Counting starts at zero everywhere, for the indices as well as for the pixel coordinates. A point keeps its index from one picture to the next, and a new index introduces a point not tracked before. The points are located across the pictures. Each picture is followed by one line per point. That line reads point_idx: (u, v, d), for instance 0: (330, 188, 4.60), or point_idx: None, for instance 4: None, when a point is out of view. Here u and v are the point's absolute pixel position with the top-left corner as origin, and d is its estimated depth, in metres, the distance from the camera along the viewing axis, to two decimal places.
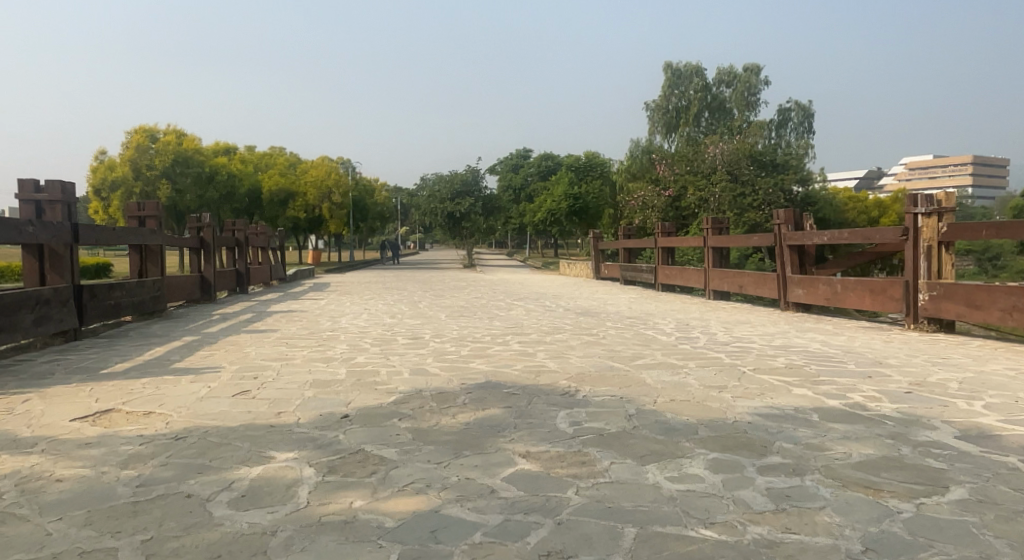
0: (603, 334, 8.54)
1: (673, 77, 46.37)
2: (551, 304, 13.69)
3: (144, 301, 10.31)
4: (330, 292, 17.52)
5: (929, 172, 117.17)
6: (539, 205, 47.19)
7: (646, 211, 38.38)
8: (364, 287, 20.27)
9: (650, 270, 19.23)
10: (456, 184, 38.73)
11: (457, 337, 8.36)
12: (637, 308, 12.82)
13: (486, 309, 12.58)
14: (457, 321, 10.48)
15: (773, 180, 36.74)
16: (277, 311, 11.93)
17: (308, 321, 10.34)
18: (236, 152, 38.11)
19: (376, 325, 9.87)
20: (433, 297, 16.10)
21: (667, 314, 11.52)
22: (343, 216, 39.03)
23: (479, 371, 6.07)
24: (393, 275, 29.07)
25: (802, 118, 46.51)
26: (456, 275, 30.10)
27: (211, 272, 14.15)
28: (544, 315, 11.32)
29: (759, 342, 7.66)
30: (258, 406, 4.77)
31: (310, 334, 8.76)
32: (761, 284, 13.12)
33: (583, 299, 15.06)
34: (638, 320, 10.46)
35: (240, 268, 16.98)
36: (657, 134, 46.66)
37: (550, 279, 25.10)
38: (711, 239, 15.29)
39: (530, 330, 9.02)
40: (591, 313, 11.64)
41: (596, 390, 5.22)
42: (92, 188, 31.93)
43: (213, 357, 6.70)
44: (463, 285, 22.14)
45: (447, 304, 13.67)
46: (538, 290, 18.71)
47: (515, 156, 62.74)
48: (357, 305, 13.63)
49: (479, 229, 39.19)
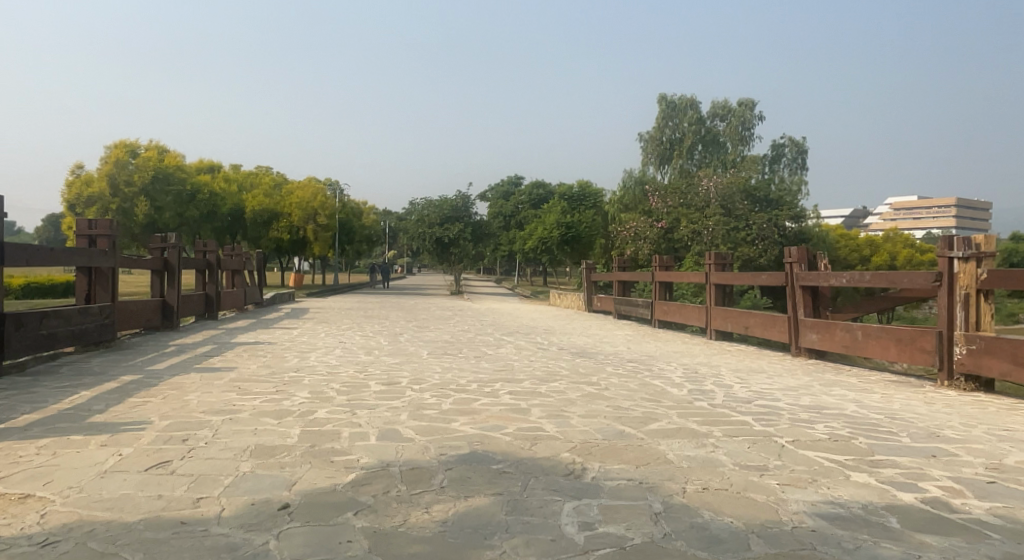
0: (603, 383, 7.54)
1: (667, 108, 45.86)
2: (542, 341, 12.72)
3: (87, 329, 9.24)
4: (307, 320, 16.50)
5: (916, 211, 117.63)
6: (529, 234, 46.36)
7: (637, 242, 37.61)
8: (345, 315, 19.21)
9: (646, 305, 18.30)
10: (445, 209, 37.82)
11: (436, 382, 7.33)
12: (635, 349, 11.85)
13: (472, 346, 11.58)
14: (439, 361, 9.46)
15: (767, 215, 36.00)
16: (242, 344, 10.86)
17: (272, 357, 9.29)
18: (220, 171, 37.09)
19: (347, 364, 8.81)
20: (416, 328, 15.10)
21: (669, 358, 10.53)
22: (327, 239, 37.81)
23: (463, 434, 5.03)
24: (376, 301, 28.01)
25: (796, 154, 46.07)
26: (442, 303, 29.11)
27: (174, 298, 13.06)
28: (534, 355, 10.33)
29: (784, 401, 6.67)
30: (174, 488, 3.80)
31: (270, 375, 7.71)
32: (770, 327, 12.18)
33: (576, 336, 14.09)
34: (638, 365, 9.49)
35: (209, 292, 15.96)
36: (651, 164, 46.08)
37: (539, 310, 24.15)
38: (713, 275, 14.38)
39: (520, 376, 8.00)
40: (586, 354, 10.67)
41: (607, 469, 4.19)
42: (66, 203, 30.68)
43: (143, 409, 5.68)
44: (449, 314, 21.16)
45: (431, 338, 12.67)
46: (528, 323, 17.72)
47: (506, 183, 62.01)
48: (332, 336, 12.59)
49: (467, 256, 38.24)
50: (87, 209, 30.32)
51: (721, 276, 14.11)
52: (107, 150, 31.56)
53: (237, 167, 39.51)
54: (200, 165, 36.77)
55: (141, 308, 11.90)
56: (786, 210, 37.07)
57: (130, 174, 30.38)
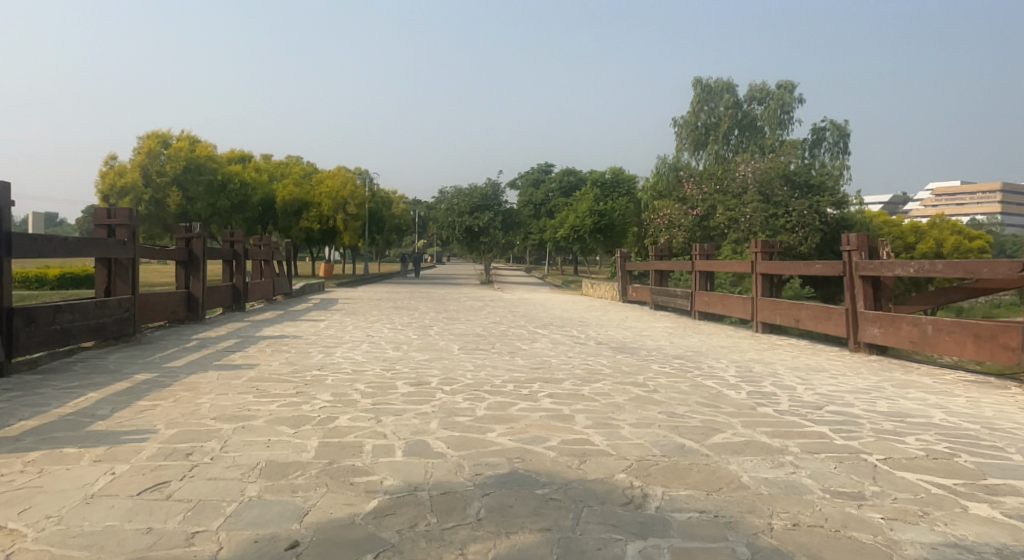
0: (653, 384, 6.89)
1: (702, 92, 44.71)
2: (579, 335, 12.09)
3: (105, 323, 8.70)
4: (335, 311, 16.04)
5: (958, 197, 114.62)
6: (561, 222, 45.63)
7: (672, 230, 36.70)
8: (374, 306, 18.72)
9: (686, 295, 17.58)
10: (475, 197, 37.27)
11: (469, 383, 6.74)
12: (679, 343, 11.16)
13: (507, 340, 10.99)
14: (472, 357, 8.88)
15: (808, 202, 34.89)
16: (267, 338, 10.37)
17: (295, 352, 8.77)
18: (251, 160, 36.88)
19: (374, 361, 8.26)
20: (447, 320, 14.53)
21: (718, 353, 9.84)
22: (358, 229, 37.45)
23: (502, 447, 4.43)
24: (406, 291, 27.55)
25: (837, 138, 44.71)
26: (473, 293, 28.60)
27: (199, 289, 12.59)
28: (573, 350, 9.71)
29: (857, 408, 5.97)
30: (169, 517, 3.23)
31: (291, 373, 7.17)
32: (824, 320, 11.47)
33: (614, 329, 13.41)
34: (687, 362, 8.82)
35: (236, 283, 15.53)
36: (685, 150, 45.09)
37: (573, 301, 23.50)
38: (759, 265, 13.64)
39: (562, 375, 7.38)
40: (628, 349, 10.02)
41: (675, 497, 3.56)
42: (99, 194, 30.60)
43: (151, 411, 5.14)
44: (480, 305, 20.60)
45: (463, 332, 12.12)
46: (563, 315, 17.07)
47: (536, 171, 61.27)
48: (360, 329, 12.08)
49: (497, 245, 37.67)
50: (120, 199, 30.17)
51: (769, 265, 13.37)
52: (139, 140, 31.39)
53: (268, 156, 39.25)
54: (232, 154, 36.53)
55: (165, 300, 11.42)
56: (827, 195, 35.94)
57: (161, 165, 30.18)
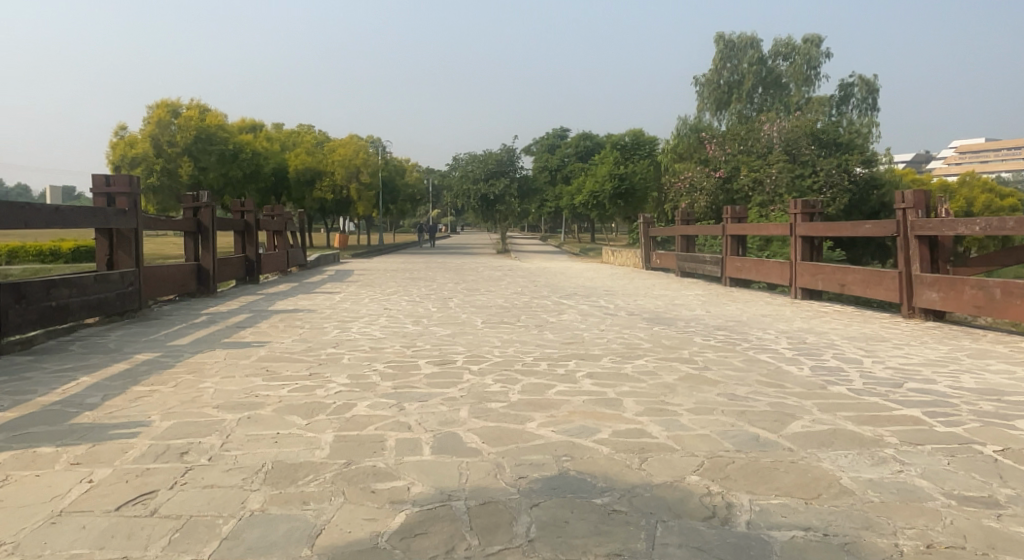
0: (703, 359, 6.22)
1: (725, 48, 43.62)
2: (609, 305, 11.41)
3: (106, 299, 8.04)
4: (350, 283, 15.46)
5: (981, 156, 112.38)
6: (578, 187, 44.78)
7: (693, 194, 35.70)
8: (390, 277, 18.11)
9: (715, 260, 16.86)
10: (491, 163, 36.46)
11: (498, 362, 6.12)
12: (717, 312, 10.46)
13: (533, 311, 10.34)
14: (500, 330, 8.25)
15: (836, 160, 33.87)
16: (280, 312, 9.78)
17: (308, 327, 8.17)
18: (262, 129, 36.25)
19: (394, 337, 7.64)
20: (467, 291, 13.91)
21: (761, 323, 9.16)
22: (371, 198, 36.87)
23: (549, 441, 3.78)
24: (423, 261, 26.98)
25: (866, 94, 44.12)
26: (490, 262, 28.00)
27: (209, 262, 12.00)
28: (606, 322, 9.05)
29: (941, 386, 5.28)
30: (149, 545, 2.61)
31: (304, 352, 6.57)
32: (874, 285, 10.76)
33: (643, 298, 12.73)
34: (732, 333, 8.15)
35: (249, 255, 14.95)
36: (707, 111, 43.98)
37: (594, 269, 22.81)
38: (800, 228, 12.91)
39: (601, 350, 6.73)
40: (664, 320, 9.34)
41: (768, 510, 2.91)
42: (111, 165, 30.19)
43: (143, 396, 4.53)
44: (499, 274, 19.97)
45: (486, 303, 11.51)
46: (587, 283, 16.39)
47: (552, 136, 60.23)
48: (378, 302, 11.49)
49: (514, 212, 36.97)
50: (131, 170, 29.67)
51: (811, 228, 12.65)
52: (149, 110, 30.80)
53: (279, 125, 38.62)
54: (242, 124, 35.91)
55: (174, 273, 10.82)
56: (855, 154, 34.90)
57: (172, 134, 29.60)
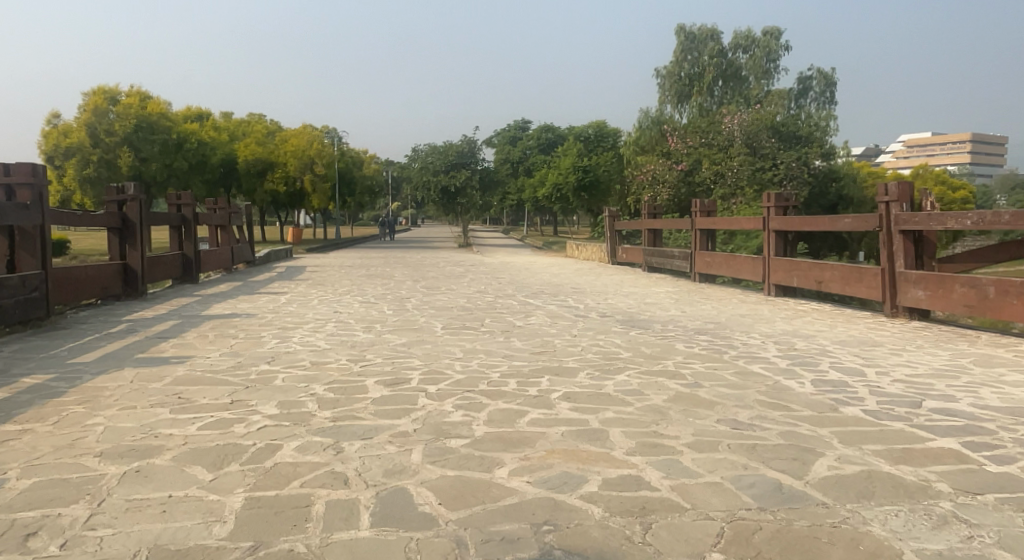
0: (690, 373, 5.49)
1: (686, 40, 43.27)
2: (577, 305, 10.68)
3: (4, 306, 7.05)
4: (301, 281, 14.49)
5: (931, 149, 114.73)
6: (541, 180, 44.10)
7: (656, 187, 35.22)
8: (345, 274, 17.16)
9: (685, 256, 16.29)
10: (450, 155, 35.53)
11: (457, 380, 5.30)
12: (691, 312, 9.80)
13: (497, 313, 9.54)
14: (460, 337, 7.43)
15: (797, 154, 33.73)
16: (216, 317, 8.83)
17: (244, 337, 7.26)
18: (209, 118, 34.82)
19: (340, 347, 6.77)
20: (427, 290, 13.05)
21: (742, 325, 8.49)
22: (327, 190, 35.64)
23: (523, 498, 2.98)
24: (381, 257, 25.96)
25: (824, 87, 44.28)
26: (452, 256, 27.10)
27: (137, 261, 10.99)
28: (577, 326, 8.29)
29: (966, 405, 4.59)
30: None
31: (231, 370, 5.67)
32: (853, 282, 10.14)
33: (612, 297, 12.02)
34: (714, 337, 7.46)
35: (187, 252, 13.90)
36: (668, 103, 43.64)
37: (558, 264, 22.09)
38: (773, 222, 12.31)
39: (574, 363, 5.96)
40: (638, 323, 8.63)
41: None
42: (45, 155, 28.61)
43: (9, 442, 3.63)
44: (461, 270, 19.14)
45: (445, 304, 10.67)
46: (552, 280, 15.66)
47: (513, 128, 59.34)
48: (327, 304, 10.57)
49: (475, 206, 36.10)
50: (66, 161, 28.15)
51: (785, 222, 12.04)
52: (85, 96, 29.22)
53: (228, 115, 37.15)
54: (188, 113, 34.41)
55: (91, 274, 9.75)
56: (816, 147, 34.78)
57: (110, 123, 28.11)
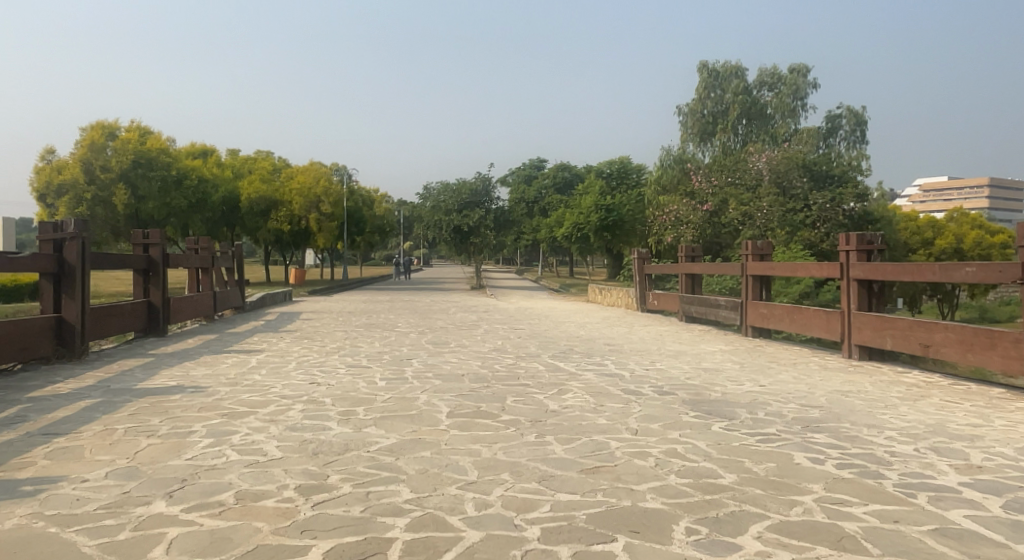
0: (861, 536, 3.26)
1: (709, 77, 41.52)
2: (624, 373, 8.46)
3: None
4: (287, 334, 12.35)
5: (947, 192, 112.77)
6: (558, 220, 42.11)
7: (679, 227, 33.03)
8: (341, 323, 15.03)
9: (732, 306, 14.17)
10: (463, 193, 33.64)
11: (467, 552, 3.10)
12: (775, 389, 7.54)
13: (522, 387, 7.37)
14: (477, 435, 5.20)
15: (831, 194, 31.67)
16: (149, 395, 6.64)
17: (163, 436, 5.07)
18: (213, 154, 32.95)
19: (296, 458, 4.57)
20: (433, 348, 10.87)
21: (860, 413, 6.24)
22: (333, 229, 33.64)
23: None
24: (387, 301, 23.87)
25: (854, 126, 42.43)
26: (463, 300, 24.95)
27: (74, 314, 8.82)
28: (635, 413, 6.05)
29: None
30: None
31: (98, 515, 3.47)
32: (979, 349, 8.01)
33: (661, 361, 9.77)
34: (840, 439, 5.22)
35: (154, 300, 11.77)
36: (690, 141, 41.78)
37: (582, 310, 19.92)
38: (855, 269, 10.30)
39: (656, 504, 3.73)
40: (715, 408, 6.39)
41: None
42: (36, 192, 26.77)
43: None
44: (475, 318, 17.02)
45: (456, 370, 8.49)
46: (580, 334, 13.44)
47: (528, 167, 57.61)
48: (305, 367, 8.41)
49: (488, 246, 34.16)
50: (59, 198, 26.36)
51: (872, 269, 10.00)
52: (84, 131, 27.33)
53: (233, 151, 35.35)
54: (192, 149, 32.55)
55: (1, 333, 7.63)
56: (851, 187, 32.69)
57: (106, 159, 26.27)
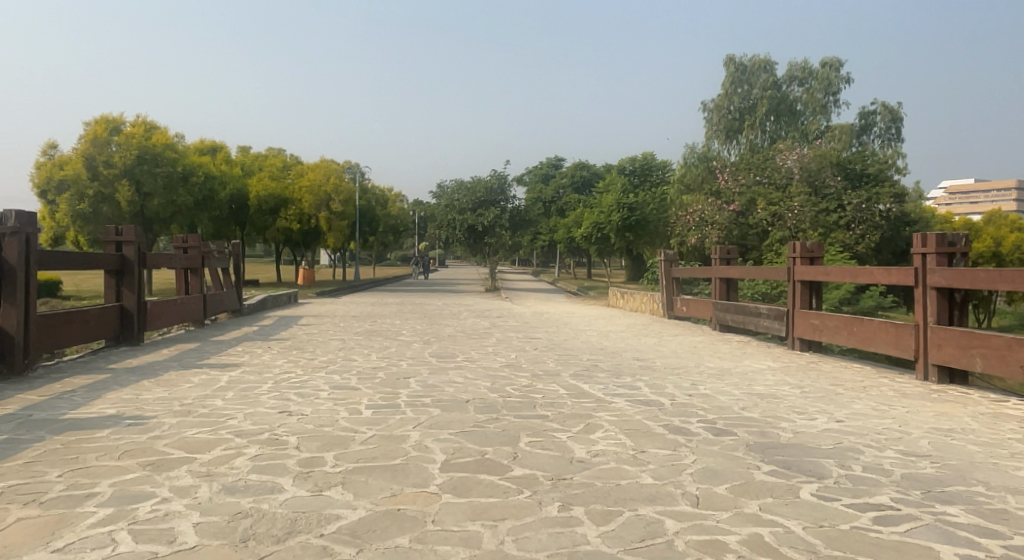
0: None
1: (736, 71, 39.88)
2: (664, 401, 6.99)
3: None
4: (276, 342, 11.01)
5: (971, 195, 110.34)
6: (577, 220, 40.57)
7: (704, 228, 31.39)
8: (340, 329, 13.69)
9: (774, 315, 12.76)
10: (478, 191, 32.30)
11: None
12: (858, 428, 6.06)
13: (541, 420, 5.96)
14: (479, 504, 3.77)
15: (867, 194, 30.04)
16: (73, 427, 5.26)
17: (47, 499, 3.66)
18: (221, 150, 31.60)
19: (219, 548, 3.17)
20: (438, 362, 9.48)
21: (986, 472, 4.78)
22: (344, 228, 32.44)
23: None
24: (395, 304, 22.49)
25: (888, 123, 40.69)
26: (476, 304, 23.50)
27: (11, 325, 7.47)
28: (689, 467, 4.59)
29: None
30: None
31: None
32: None
33: (705, 382, 8.29)
34: (985, 522, 3.77)
35: (130, 305, 10.29)
36: (715, 139, 40.16)
37: (604, 316, 18.47)
38: (935, 276, 9.07)
39: None
40: (793, 460, 4.91)
41: None
42: (37, 188, 25.46)
43: None
44: (488, 325, 15.58)
45: (461, 394, 7.08)
46: (606, 345, 11.98)
47: (546, 166, 56.08)
48: (282, 386, 7.02)
49: (504, 247, 32.66)
50: (59, 195, 25.00)
51: (957, 276, 8.76)
52: (87, 124, 25.93)
53: (243, 148, 34.02)
54: (199, 144, 31.12)
55: None
56: (887, 187, 30.99)
57: (110, 155, 24.74)
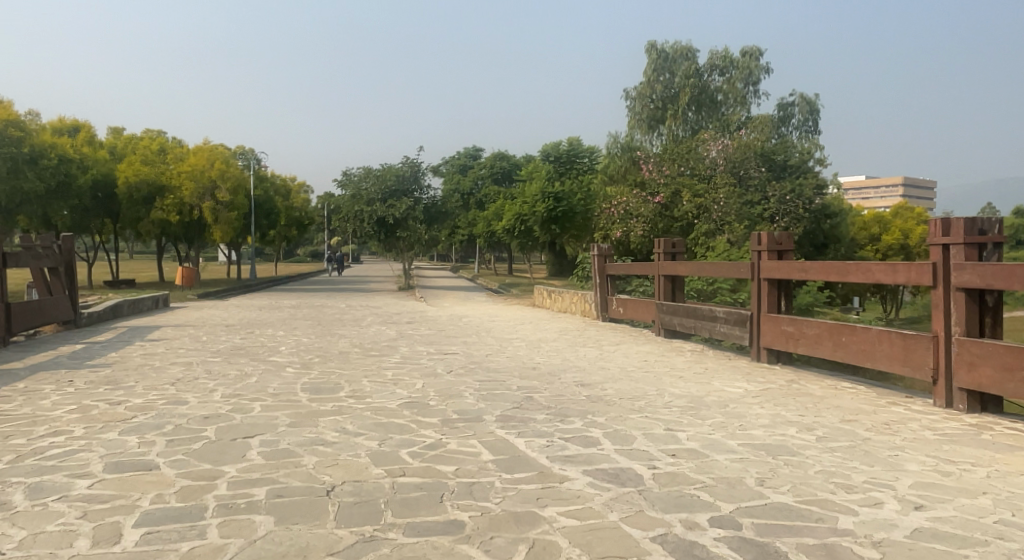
0: None
1: (658, 58, 38.18)
2: (638, 474, 4.53)
3: None
4: (90, 371, 8.05)
5: (865, 192, 113.97)
6: (495, 212, 38.21)
7: (629, 221, 29.22)
8: (198, 345, 10.74)
9: (732, 321, 10.62)
10: (388, 180, 29.47)
11: None
12: (961, 524, 3.74)
13: (444, 541, 3.42)
14: None
15: (790, 185, 28.84)
16: None
17: None
18: (84, 130, 27.52)
19: None
20: (308, 400, 6.78)
21: None
22: (232, 220, 29.15)
23: None
24: (290, 308, 19.44)
25: (807, 114, 39.88)
26: (388, 306, 20.68)
27: None
28: None
29: None
30: None
31: None
32: None
33: (683, 427, 5.88)
34: None
35: None
36: (637, 130, 38.48)
37: (529, 320, 16.07)
38: (965, 274, 6.91)
39: None
40: None
41: None
42: None
43: None
44: (392, 335, 12.92)
45: (319, 472, 4.45)
46: (536, 361, 9.53)
47: (463, 156, 53.45)
48: (18, 477, 4.24)
49: (419, 241, 29.93)
50: None
51: (998, 274, 6.61)
52: None
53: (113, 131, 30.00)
54: (58, 123, 27.00)
55: None
56: (811, 178, 29.85)
57: None
